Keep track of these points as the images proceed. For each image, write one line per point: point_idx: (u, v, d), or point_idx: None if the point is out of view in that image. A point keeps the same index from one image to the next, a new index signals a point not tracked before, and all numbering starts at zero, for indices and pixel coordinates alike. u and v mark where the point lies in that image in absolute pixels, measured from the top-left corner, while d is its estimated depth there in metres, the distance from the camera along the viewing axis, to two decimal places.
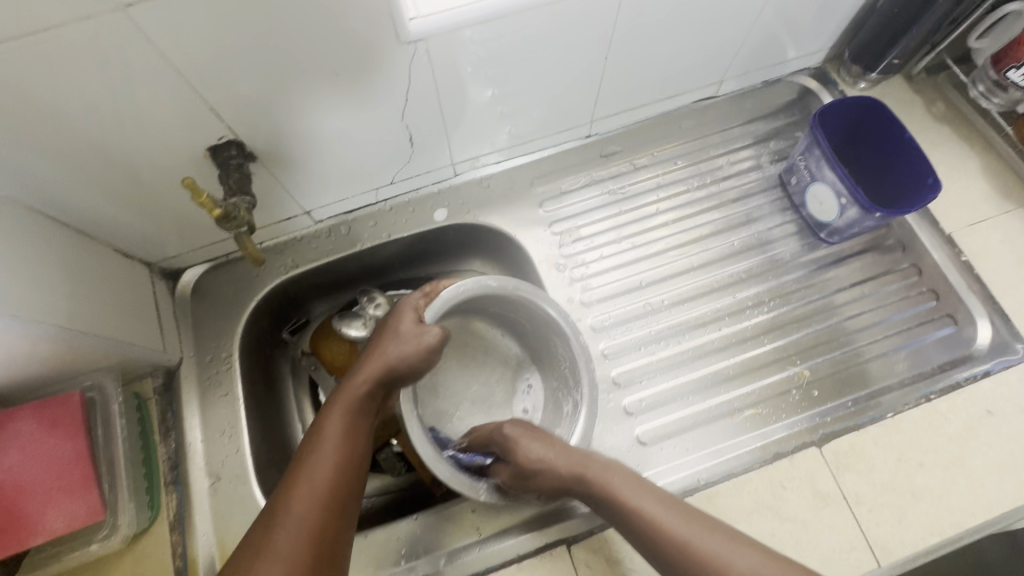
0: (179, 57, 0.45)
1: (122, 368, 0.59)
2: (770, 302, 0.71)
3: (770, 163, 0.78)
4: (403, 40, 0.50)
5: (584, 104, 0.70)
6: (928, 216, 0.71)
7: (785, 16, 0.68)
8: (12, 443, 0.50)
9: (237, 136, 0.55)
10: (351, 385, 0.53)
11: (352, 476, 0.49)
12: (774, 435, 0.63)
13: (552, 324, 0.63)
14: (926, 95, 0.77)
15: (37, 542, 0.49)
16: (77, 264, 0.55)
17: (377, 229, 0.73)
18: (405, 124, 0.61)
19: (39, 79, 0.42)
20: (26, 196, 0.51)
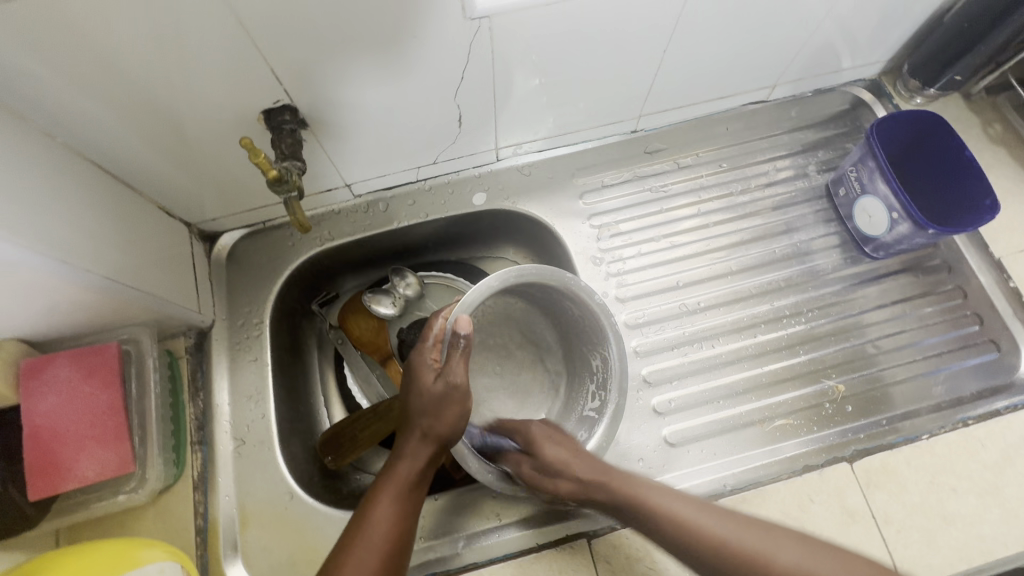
0: (250, 18, 0.45)
1: (158, 323, 0.59)
2: (807, 313, 0.70)
3: (817, 173, 0.77)
4: (470, 15, 0.50)
5: (634, 98, 0.69)
6: (977, 238, 0.70)
7: (848, 24, 0.66)
8: (49, 388, 0.50)
9: (292, 101, 0.55)
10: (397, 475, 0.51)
11: (398, 550, 0.48)
12: (786, 452, 0.62)
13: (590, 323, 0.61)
14: (984, 116, 0.75)
15: (68, 487, 0.49)
16: (124, 218, 0.55)
17: (415, 208, 0.73)
18: (457, 102, 0.61)
19: (111, 27, 0.42)
20: (82, 143, 0.51)
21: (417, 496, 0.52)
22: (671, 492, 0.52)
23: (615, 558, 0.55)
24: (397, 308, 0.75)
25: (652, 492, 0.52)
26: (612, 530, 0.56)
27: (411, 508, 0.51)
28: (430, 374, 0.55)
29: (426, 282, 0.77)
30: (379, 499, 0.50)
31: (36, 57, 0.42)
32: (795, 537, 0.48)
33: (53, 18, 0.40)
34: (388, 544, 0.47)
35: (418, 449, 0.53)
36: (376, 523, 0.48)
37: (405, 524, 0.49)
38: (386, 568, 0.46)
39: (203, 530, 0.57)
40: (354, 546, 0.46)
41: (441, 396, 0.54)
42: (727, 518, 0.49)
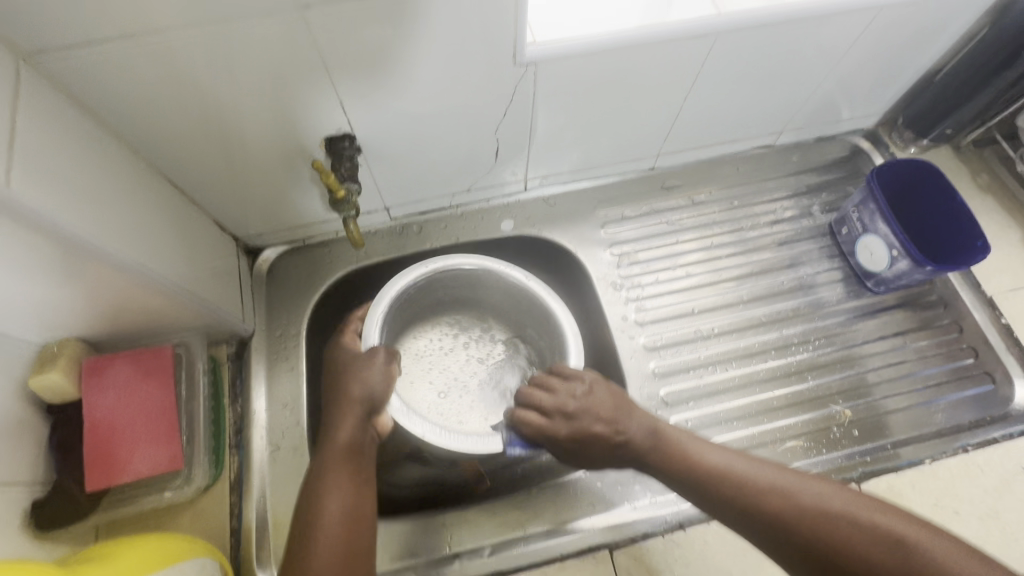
0: (329, 56, 0.51)
1: (208, 330, 0.63)
2: (814, 341, 0.74)
3: (820, 213, 0.82)
4: (519, 62, 0.56)
5: (655, 139, 0.75)
6: (970, 277, 0.75)
7: (848, 81, 0.73)
8: (110, 386, 0.54)
9: (352, 130, 0.60)
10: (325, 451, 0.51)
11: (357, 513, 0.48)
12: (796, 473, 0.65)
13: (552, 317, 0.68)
14: (973, 166, 0.82)
15: (123, 480, 0.52)
16: (187, 229, 0.60)
17: (447, 232, 0.78)
18: (497, 136, 0.67)
19: (207, 60, 0.48)
20: (159, 159, 0.56)
21: (363, 464, 0.52)
22: (701, 440, 0.53)
23: (637, 569, 0.58)
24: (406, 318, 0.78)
25: (684, 438, 0.53)
26: (633, 542, 0.59)
27: (362, 478, 0.51)
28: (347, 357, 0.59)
29: None
30: (325, 481, 0.49)
31: (138, 84, 0.48)
32: (845, 490, 0.47)
33: (160, 51, 0.46)
34: (336, 512, 0.47)
35: (351, 420, 0.53)
36: (326, 502, 0.48)
37: (348, 494, 0.49)
38: (348, 524, 0.47)
39: (237, 531, 0.59)
40: (314, 530, 0.46)
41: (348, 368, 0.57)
42: (765, 465, 0.49)
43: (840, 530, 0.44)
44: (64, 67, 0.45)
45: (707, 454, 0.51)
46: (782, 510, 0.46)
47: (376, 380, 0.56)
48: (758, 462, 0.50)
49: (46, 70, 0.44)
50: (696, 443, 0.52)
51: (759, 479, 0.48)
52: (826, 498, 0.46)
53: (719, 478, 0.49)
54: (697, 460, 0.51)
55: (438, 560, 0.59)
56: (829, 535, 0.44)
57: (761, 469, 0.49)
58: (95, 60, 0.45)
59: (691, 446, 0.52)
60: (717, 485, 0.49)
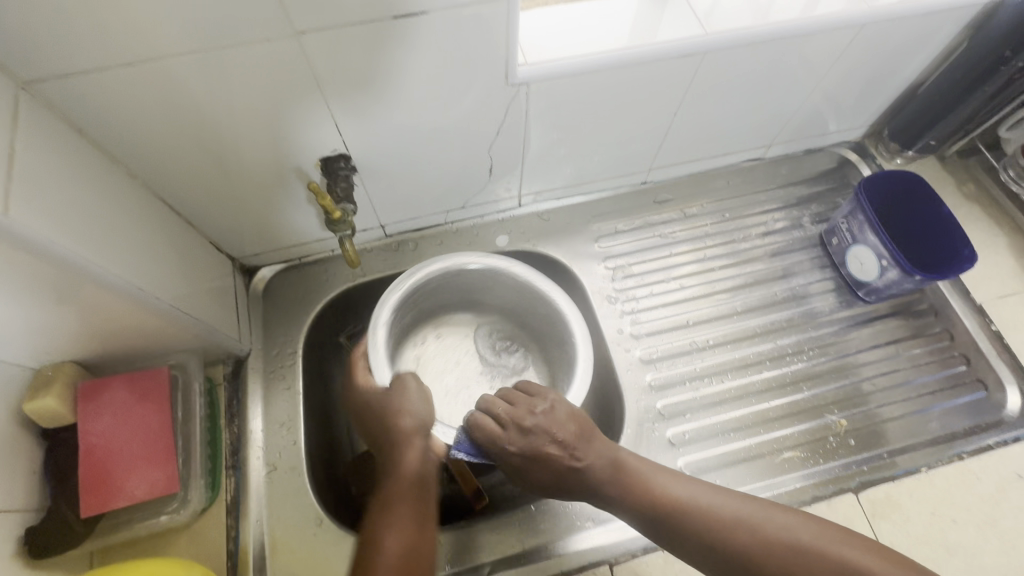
0: (325, 79, 0.51)
1: (204, 351, 0.63)
2: (809, 351, 0.75)
3: (811, 224, 0.84)
4: (511, 82, 0.57)
5: (647, 153, 0.77)
6: (959, 285, 0.76)
7: (833, 95, 0.75)
8: (106, 409, 0.53)
9: (347, 151, 0.61)
10: (398, 478, 0.51)
11: (416, 540, 0.47)
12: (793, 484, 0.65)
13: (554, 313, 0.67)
14: (958, 175, 0.84)
15: (118, 505, 0.51)
16: (184, 250, 0.60)
17: (442, 248, 0.79)
18: (490, 153, 0.67)
19: (207, 85, 0.49)
20: (155, 182, 0.57)
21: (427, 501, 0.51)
22: (665, 471, 0.53)
23: None
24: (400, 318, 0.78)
25: (644, 468, 0.53)
26: (631, 557, 0.59)
27: (427, 516, 0.50)
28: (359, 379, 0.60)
29: None
30: (388, 514, 0.48)
31: (137, 108, 0.49)
32: (817, 522, 0.47)
33: (159, 76, 0.47)
34: (402, 542, 0.46)
35: (417, 455, 0.54)
36: (383, 542, 0.46)
37: (415, 536, 0.47)
38: (405, 549, 0.46)
39: (234, 554, 0.59)
40: (368, 569, 0.45)
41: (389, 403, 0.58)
42: (727, 496, 0.50)
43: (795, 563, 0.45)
44: (63, 94, 0.45)
45: (669, 486, 0.51)
46: (735, 543, 0.47)
47: (420, 406, 0.57)
48: (713, 489, 0.51)
49: (45, 96, 0.45)
50: (651, 473, 0.52)
51: (711, 511, 0.49)
52: (778, 527, 0.47)
53: (672, 511, 0.50)
54: (656, 493, 0.51)
55: None
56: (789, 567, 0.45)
57: (718, 500, 0.50)
58: (94, 86, 0.46)
59: (648, 472, 0.53)
60: (670, 521, 0.50)
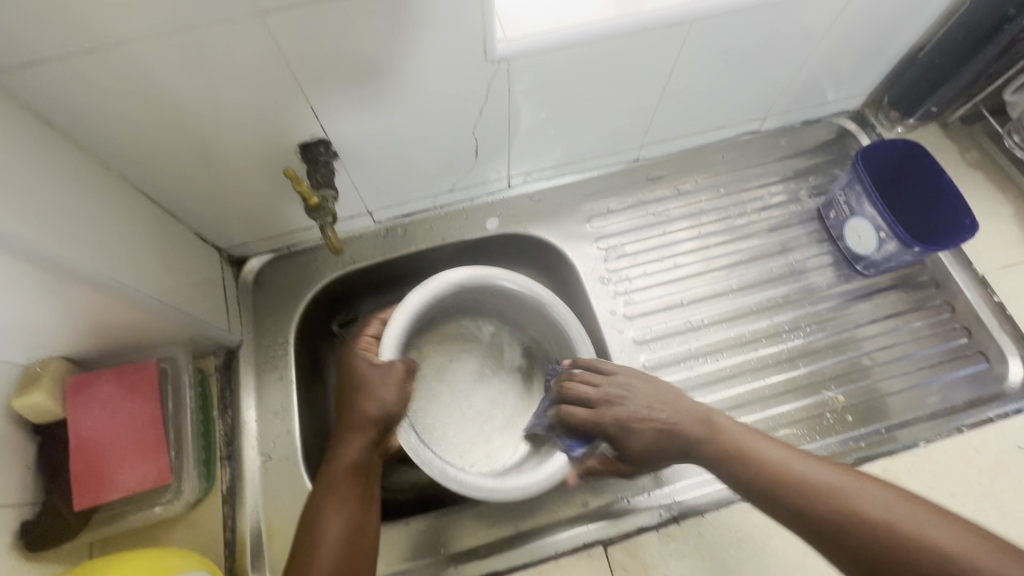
0: (296, 61, 0.50)
1: (192, 343, 0.63)
2: (806, 328, 0.74)
3: (808, 197, 0.82)
4: (490, 58, 0.55)
5: (639, 129, 0.75)
6: (961, 256, 0.74)
7: (830, 62, 0.72)
8: (95, 403, 0.53)
9: (326, 136, 0.59)
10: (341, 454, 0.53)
11: (355, 528, 0.50)
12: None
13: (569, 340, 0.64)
14: (961, 143, 0.81)
15: (111, 498, 0.51)
16: (166, 243, 0.59)
17: (432, 233, 0.78)
18: (475, 134, 0.66)
19: (174, 72, 0.48)
20: (131, 173, 0.56)
21: (362, 482, 0.53)
22: (756, 436, 0.49)
23: (631, 564, 0.58)
24: None
25: (727, 427, 0.50)
26: (627, 537, 0.59)
27: (356, 499, 0.52)
28: (364, 368, 0.58)
29: None
30: (324, 501, 0.51)
31: (104, 97, 0.47)
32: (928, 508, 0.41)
33: (124, 63, 0.45)
34: (341, 529, 0.49)
35: (355, 440, 0.54)
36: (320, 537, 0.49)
37: (353, 529, 0.50)
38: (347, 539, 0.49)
39: (231, 542, 0.59)
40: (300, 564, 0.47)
41: (373, 386, 0.56)
42: (817, 464, 0.45)
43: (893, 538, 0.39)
44: (26, 86, 0.44)
45: (764, 449, 0.47)
46: (825, 511, 0.42)
47: (387, 390, 0.56)
48: (800, 456, 0.46)
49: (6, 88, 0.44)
50: (732, 429, 0.49)
51: (798, 471, 0.45)
52: (874, 502, 0.41)
53: (751, 465, 0.47)
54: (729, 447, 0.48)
55: (432, 562, 0.59)
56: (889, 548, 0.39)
57: (811, 467, 0.45)
58: (57, 75, 0.44)
59: (750, 442, 0.48)
60: (762, 486, 0.46)
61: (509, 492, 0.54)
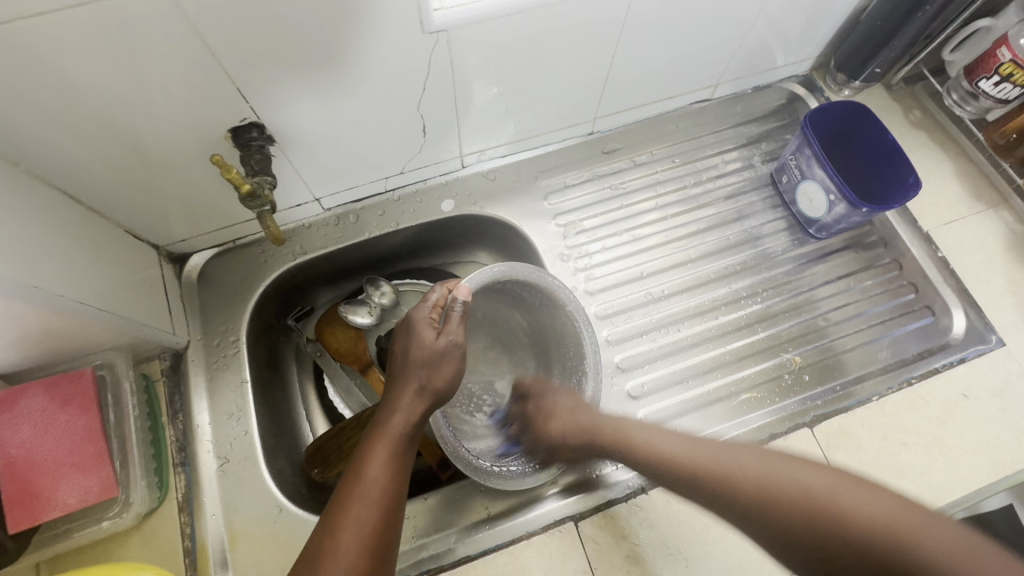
0: (211, 39, 0.46)
1: (132, 347, 0.59)
2: (763, 293, 0.75)
3: (762, 163, 0.82)
4: (427, 30, 0.52)
5: (591, 101, 0.73)
6: (907, 214, 0.76)
7: (777, 25, 0.72)
8: (24, 418, 0.50)
9: (259, 119, 0.55)
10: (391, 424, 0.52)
11: (393, 503, 0.48)
12: (753, 423, 0.66)
13: (572, 337, 0.62)
14: (904, 103, 0.82)
15: (50, 517, 0.48)
16: (92, 243, 0.55)
17: (385, 218, 0.75)
18: (420, 113, 0.63)
19: (75, 55, 0.43)
20: (41, 167, 0.50)
21: (407, 455, 0.52)
22: (624, 421, 0.58)
23: (602, 537, 0.58)
24: (373, 316, 0.76)
25: (633, 430, 0.57)
26: (598, 511, 0.59)
27: (400, 474, 0.50)
28: (429, 333, 0.56)
29: (402, 289, 0.78)
30: (372, 462, 0.50)
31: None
32: (778, 458, 0.49)
33: (16, 46, 0.40)
34: (385, 503, 0.47)
35: (411, 408, 0.53)
36: (361, 501, 0.47)
37: (394, 500, 0.48)
38: (385, 516, 0.47)
39: (191, 551, 0.57)
40: (341, 527, 0.45)
41: (438, 357, 0.55)
42: (712, 446, 0.53)
43: (755, 491, 0.48)
44: None
45: (645, 439, 0.55)
46: (716, 482, 0.50)
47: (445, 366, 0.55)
48: (693, 442, 0.54)
49: None
50: (627, 428, 0.57)
51: (636, 438, 0.56)
52: (728, 462, 0.50)
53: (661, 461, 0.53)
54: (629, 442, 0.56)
55: (404, 552, 0.58)
56: (752, 496, 0.48)
57: (665, 440, 0.54)
58: None
59: (614, 431, 0.58)
60: (652, 471, 0.54)
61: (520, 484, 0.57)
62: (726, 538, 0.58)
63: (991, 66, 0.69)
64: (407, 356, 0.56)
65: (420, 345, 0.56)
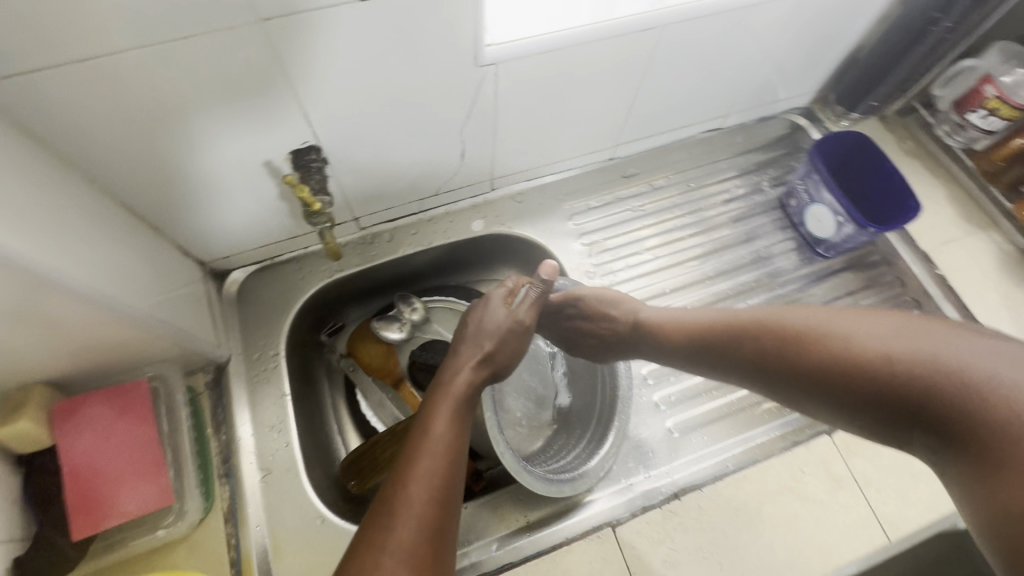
0: (286, 66, 0.50)
1: (183, 359, 0.61)
2: (777, 309, 0.79)
3: (770, 188, 0.88)
4: (479, 62, 0.57)
5: (615, 128, 0.78)
6: (906, 235, 0.82)
7: (784, 62, 0.78)
8: (86, 427, 0.51)
9: (318, 142, 0.59)
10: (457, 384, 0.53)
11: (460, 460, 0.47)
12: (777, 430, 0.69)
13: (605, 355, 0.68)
14: (899, 134, 0.89)
15: (109, 524, 0.49)
16: (152, 258, 0.57)
17: (419, 237, 0.78)
18: (460, 138, 0.67)
19: (164, 82, 0.46)
20: (115, 186, 0.53)
21: (468, 416, 0.52)
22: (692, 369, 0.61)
23: (640, 541, 0.60)
24: (405, 331, 0.79)
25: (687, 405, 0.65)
26: (633, 516, 0.61)
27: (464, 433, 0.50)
28: (500, 311, 0.59)
29: (432, 306, 0.81)
30: (437, 415, 0.50)
31: (89, 108, 0.45)
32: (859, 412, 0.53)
33: (115, 74, 0.44)
34: (452, 459, 0.46)
35: (473, 373, 0.55)
36: (431, 453, 0.46)
37: (458, 456, 0.47)
38: (453, 473, 0.46)
39: (237, 562, 0.57)
40: (411, 477, 0.44)
41: (505, 334, 0.58)
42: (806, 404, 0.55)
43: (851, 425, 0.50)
44: (21, 93, 0.42)
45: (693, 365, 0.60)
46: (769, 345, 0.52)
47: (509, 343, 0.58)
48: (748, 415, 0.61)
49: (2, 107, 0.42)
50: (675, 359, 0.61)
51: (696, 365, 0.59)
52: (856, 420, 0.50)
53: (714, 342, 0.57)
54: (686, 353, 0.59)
55: None
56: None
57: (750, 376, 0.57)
58: (49, 84, 0.42)
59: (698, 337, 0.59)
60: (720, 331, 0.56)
61: (547, 488, 0.58)
62: (758, 539, 0.60)
63: (976, 100, 0.76)
64: (477, 329, 0.58)
65: (491, 321, 0.58)
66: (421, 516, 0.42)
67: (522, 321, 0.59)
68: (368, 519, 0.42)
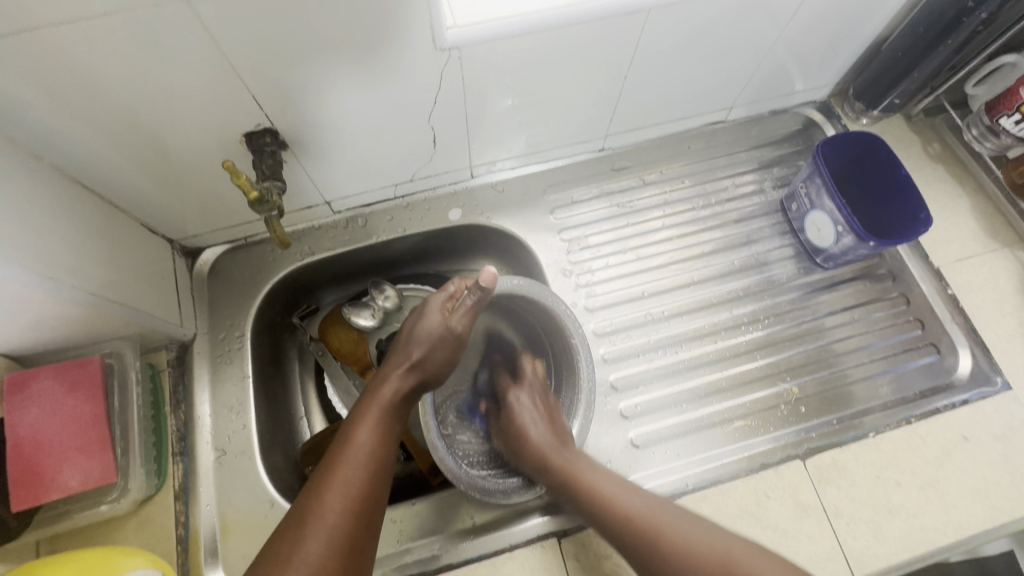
0: (228, 43, 0.47)
1: (140, 337, 0.61)
2: (765, 319, 0.75)
3: (773, 189, 0.82)
4: (440, 46, 0.53)
5: (603, 118, 0.74)
6: (918, 249, 0.75)
7: (795, 51, 0.71)
8: (34, 401, 0.52)
9: (273, 125, 0.57)
10: (384, 392, 0.54)
11: (381, 468, 0.49)
12: (742, 452, 0.65)
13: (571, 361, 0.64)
14: (924, 135, 0.81)
15: (52, 498, 0.50)
16: (109, 236, 0.57)
17: (393, 224, 0.76)
18: (431, 124, 0.64)
19: (96, 60, 0.45)
20: (64, 162, 0.52)
21: (393, 425, 0.53)
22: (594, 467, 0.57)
23: (585, 555, 0.58)
24: (376, 319, 0.78)
25: (583, 469, 0.57)
26: (582, 529, 0.59)
27: (389, 441, 0.52)
28: (435, 318, 0.58)
29: (406, 295, 0.81)
30: (361, 424, 0.51)
31: (21, 85, 0.44)
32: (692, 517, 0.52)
33: (40, 50, 0.42)
34: (371, 468, 0.48)
35: (402, 380, 0.56)
36: (347, 466, 0.47)
37: (378, 465, 0.49)
38: (371, 482, 0.47)
39: (183, 539, 0.59)
40: (327, 490, 0.45)
41: (435, 341, 0.57)
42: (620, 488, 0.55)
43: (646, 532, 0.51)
44: None
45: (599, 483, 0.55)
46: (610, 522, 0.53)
47: (443, 348, 0.58)
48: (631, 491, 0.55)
49: None
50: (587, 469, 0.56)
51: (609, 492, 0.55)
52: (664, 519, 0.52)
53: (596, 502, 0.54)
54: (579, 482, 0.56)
55: (390, 555, 0.59)
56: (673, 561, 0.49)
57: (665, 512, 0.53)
58: None
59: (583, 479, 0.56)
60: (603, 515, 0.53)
61: (522, 496, 0.59)
62: None
63: (1013, 102, 0.68)
64: (410, 334, 0.59)
65: (424, 327, 0.58)
66: (333, 530, 0.43)
67: (456, 327, 0.58)
68: (283, 527, 0.44)
